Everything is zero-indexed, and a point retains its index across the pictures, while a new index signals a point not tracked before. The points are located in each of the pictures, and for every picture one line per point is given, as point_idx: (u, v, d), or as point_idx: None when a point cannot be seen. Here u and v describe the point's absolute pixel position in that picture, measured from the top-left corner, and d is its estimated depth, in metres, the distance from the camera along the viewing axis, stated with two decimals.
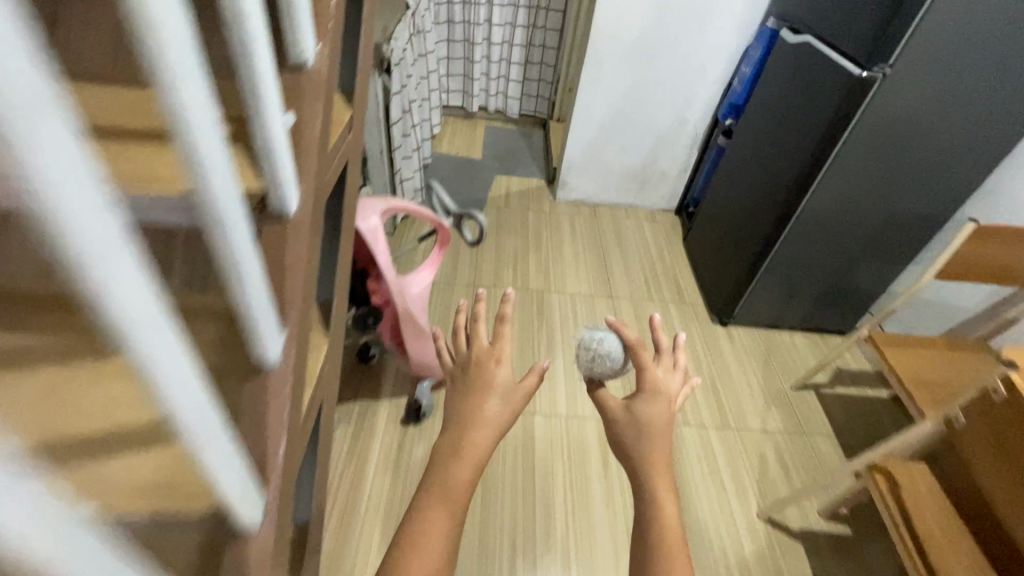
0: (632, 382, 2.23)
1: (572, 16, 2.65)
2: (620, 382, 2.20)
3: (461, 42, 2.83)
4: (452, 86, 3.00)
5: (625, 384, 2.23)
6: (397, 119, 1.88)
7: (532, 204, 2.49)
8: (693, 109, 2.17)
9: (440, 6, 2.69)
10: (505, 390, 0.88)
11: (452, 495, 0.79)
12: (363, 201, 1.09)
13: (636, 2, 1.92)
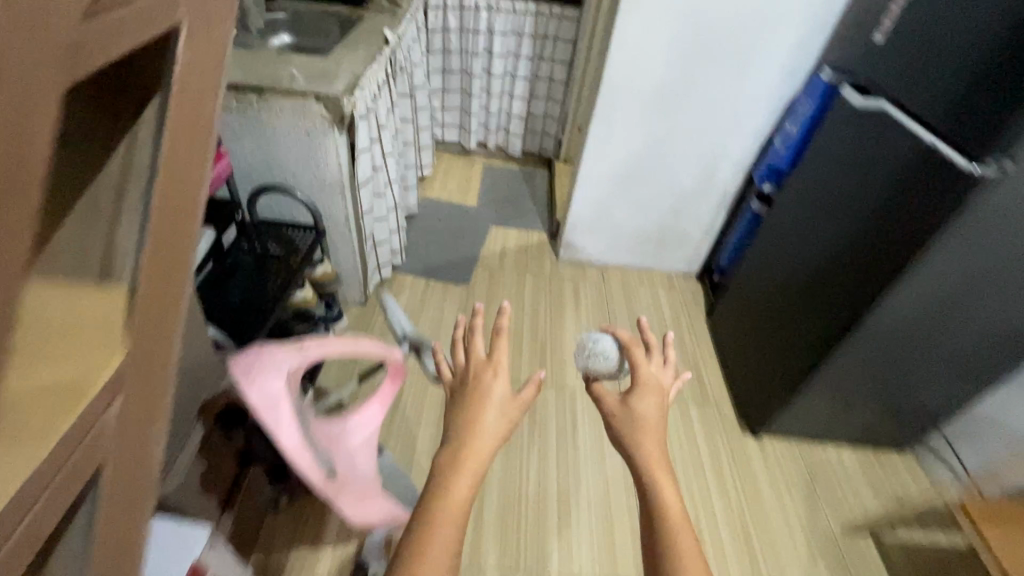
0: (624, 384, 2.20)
1: (582, 47, 2.34)
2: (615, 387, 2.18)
3: (457, 74, 2.52)
4: (447, 121, 2.69)
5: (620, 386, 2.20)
6: (365, 180, 1.56)
7: (531, 264, 2.17)
8: (722, 166, 1.83)
9: (434, 34, 2.38)
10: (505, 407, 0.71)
11: (453, 523, 0.64)
12: (259, 356, 0.75)
13: (659, 46, 1.59)
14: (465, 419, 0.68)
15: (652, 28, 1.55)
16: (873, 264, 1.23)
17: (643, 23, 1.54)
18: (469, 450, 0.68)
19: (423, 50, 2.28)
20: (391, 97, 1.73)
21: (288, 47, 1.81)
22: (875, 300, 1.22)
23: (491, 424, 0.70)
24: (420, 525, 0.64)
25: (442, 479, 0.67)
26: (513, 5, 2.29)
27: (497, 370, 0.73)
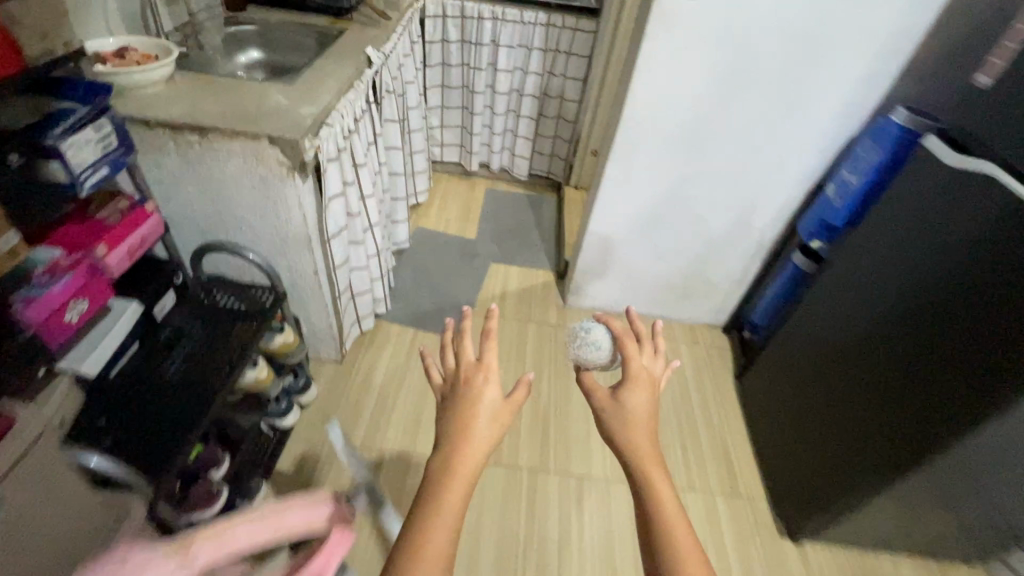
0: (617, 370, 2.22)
1: (598, 64, 2.07)
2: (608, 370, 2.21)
3: (457, 90, 2.27)
4: (446, 140, 2.44)
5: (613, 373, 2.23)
6: (337, 230, 1.32)
7: (536, 310, 1.92)
8: (760, 213, 1.57)
9: (433, 46, 2.13)
10: (498, 413, 0.63)
11: (444, 533, 0.54)
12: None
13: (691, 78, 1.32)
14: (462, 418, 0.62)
15: (688, 57, 1.28)
16: (947, 370, 1.00)
17: (675, 50, 1.28)
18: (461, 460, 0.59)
19: (418, 65, 2.03)
20: (376, 128, 1.48)
21: (258, 65, 1.57)
22: (954, 418, 0.98)
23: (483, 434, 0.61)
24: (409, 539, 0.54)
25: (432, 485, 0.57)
26: (522, 16, 2.03)
27: (490, 372, 0.64)
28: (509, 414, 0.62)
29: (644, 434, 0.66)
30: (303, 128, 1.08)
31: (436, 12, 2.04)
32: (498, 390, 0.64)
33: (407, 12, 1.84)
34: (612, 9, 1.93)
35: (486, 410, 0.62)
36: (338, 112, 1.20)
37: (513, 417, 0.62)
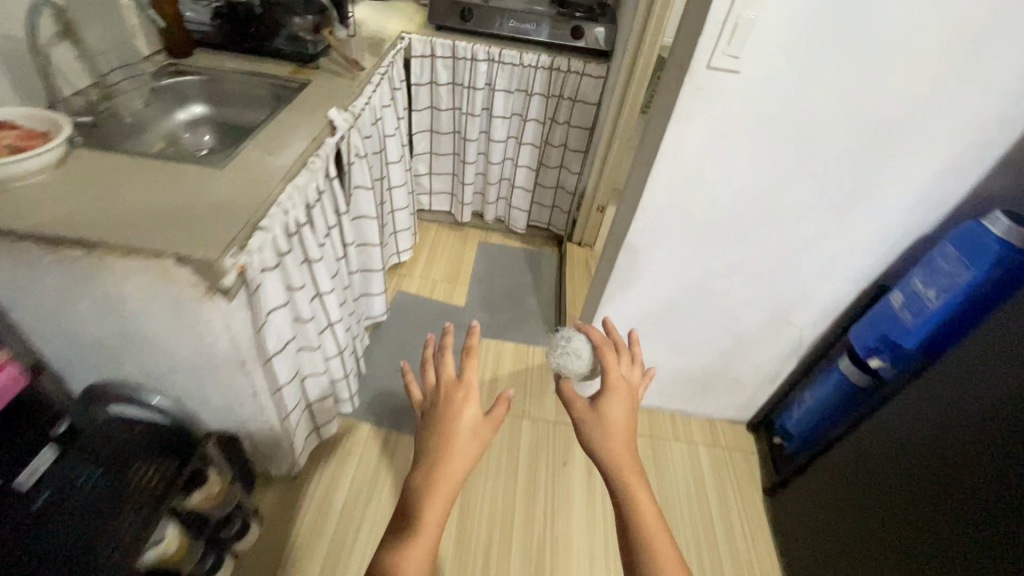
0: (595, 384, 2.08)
1: (607, 114, 1.82)
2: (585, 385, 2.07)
3: (447, 137, 2.03)
4: (435, 188, 2.19)
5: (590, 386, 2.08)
6: (283, 344, 1.05)
7: (531, 399, 1.67)
8: (799, 312, 1.31)
9: (420, 89, 1.88)
10: (477, 431, 0.66)
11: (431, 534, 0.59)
12: None
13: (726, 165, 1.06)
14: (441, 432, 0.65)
15: (726, 141, 1.01)
16: (950, 501, 0.91)
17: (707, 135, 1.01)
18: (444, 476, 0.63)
19: (401, 112, 1.78)
20: (341, 206, 1.23)
21: (204, 122, 1.33)
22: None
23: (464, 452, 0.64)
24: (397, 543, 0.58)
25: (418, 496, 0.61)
26: (521, 59, 1.79)
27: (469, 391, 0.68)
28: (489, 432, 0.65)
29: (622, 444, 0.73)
30: (222, 241, 0.82)
31: (423, 52, 1.79)
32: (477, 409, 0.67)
33: (386, 56, 1.60)
34: (623, 56, 1.68)
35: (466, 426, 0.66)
36: (281, 207, 0.95)
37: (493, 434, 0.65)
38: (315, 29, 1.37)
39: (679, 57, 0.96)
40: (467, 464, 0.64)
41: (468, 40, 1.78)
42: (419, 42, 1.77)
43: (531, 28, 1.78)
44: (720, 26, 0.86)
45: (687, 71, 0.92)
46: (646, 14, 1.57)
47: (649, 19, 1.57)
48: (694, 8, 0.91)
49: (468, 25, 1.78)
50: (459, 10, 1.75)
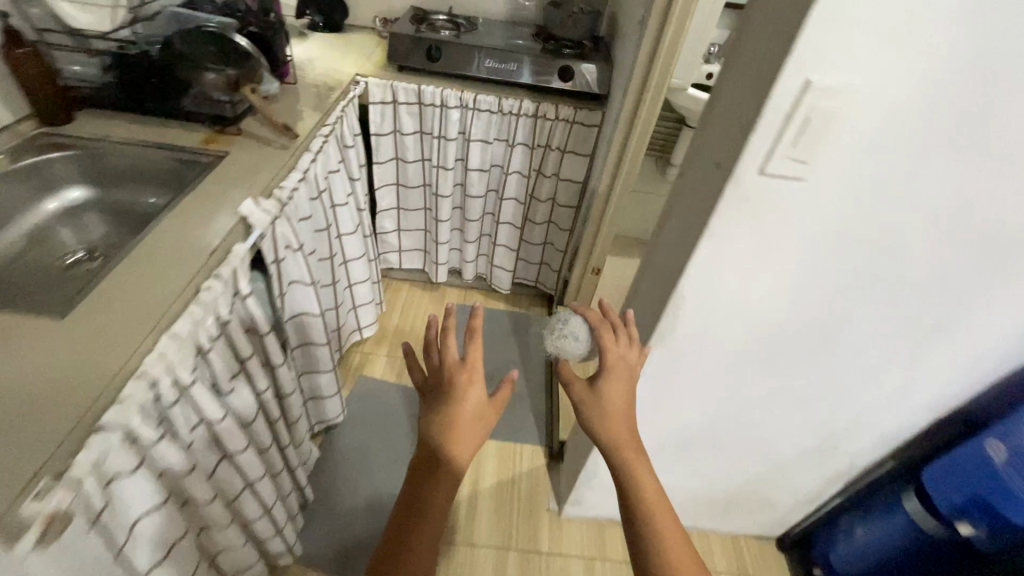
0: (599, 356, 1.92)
1: (603, 168, 1.54)
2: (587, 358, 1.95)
3: (417, 191, 1.74)
4: (405, 246, 1.90)
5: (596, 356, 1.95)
6: (170, 549, 0.75)
7: (519, 518, 1.38)
8: (853, 439, 1.04)
9: (381, 139, 1.59)
10: (481, 414, 0.69)
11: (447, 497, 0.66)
12: None
13: (774, 290, 0.78)
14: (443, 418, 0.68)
15: (781, 259, 0.73)
16: None
17: (752, 255, 0.73)
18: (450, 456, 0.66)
19: (358, 169, 1.48)
20: (263, 325, 0.93)
21: (88, 208, 1.02)
22: None
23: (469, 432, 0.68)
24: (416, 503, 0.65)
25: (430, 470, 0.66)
26: (500, 104, 1.51)
27: (473, 374, 0.72)
28: (492, 415, 0.70)
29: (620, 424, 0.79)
30: (29, 467, 0.52)
31: (383, 98, 1.50)
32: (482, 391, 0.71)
33: (334, 110, 1.31)
34: (622, 103, 1.40)
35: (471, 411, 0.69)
36: (149, 379, 0.65)
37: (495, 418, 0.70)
38: (233, 82, 1.06)
39: (717, 151, 0.68)
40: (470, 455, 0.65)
41: (437, 84, 1.50)
42: (377, 86, 1.48)
43: (511, 69, 1.51)
44: (785, 119, 0.58)
45: (731, 176, 0.64)
46: (650, 56, 1.29)
47: (655, 62, 1.29)
48: (741, 88, 0.63)
49: (437, 66, 1.50)
50: (425, 49, 1.48)
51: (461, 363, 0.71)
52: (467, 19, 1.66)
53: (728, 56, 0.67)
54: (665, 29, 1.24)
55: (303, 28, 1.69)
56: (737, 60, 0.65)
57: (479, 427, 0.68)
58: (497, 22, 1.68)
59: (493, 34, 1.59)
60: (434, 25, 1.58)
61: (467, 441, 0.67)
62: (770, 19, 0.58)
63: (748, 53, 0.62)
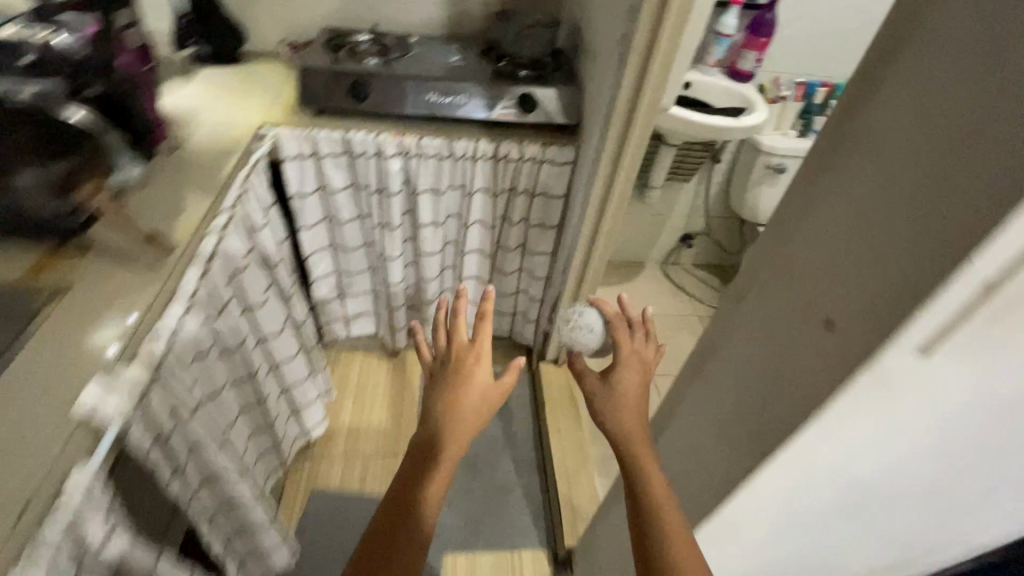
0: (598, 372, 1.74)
1: (582, 214, 1.29)
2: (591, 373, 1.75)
3: (359, 251, 1.44)
4: (351, 312, 1.61)
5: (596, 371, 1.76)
6: None
7: None
8: (932, 556, 0.86)
9: (305, 199, 1.27)
10: (486, 397, 0.68)
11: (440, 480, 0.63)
12: None
13: (886, 469, 0.55)
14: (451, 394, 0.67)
15: (913, 438, 0.49)
16: None
17: (870, 444, 0.49)
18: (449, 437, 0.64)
19: (278, 248, 1.17)
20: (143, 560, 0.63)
21: None
22: None
23: (472, 412, 0.67)
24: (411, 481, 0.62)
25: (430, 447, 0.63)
26: (451, 147, 1.23)
27: (482, 355, 0.71)
28: (494, 397, 0.68)
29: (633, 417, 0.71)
30: None
31: (301, 151, 1.19)
32: (488, 372, 0.70)
33: (233, 185, 0.99)
34: (601, 140, 1.14)
35: (474, 393, 0.67)
36: None
37: (500, 401, 0.68)
38: (65, 176, 0.74)
39: (832, 303, 0.43)
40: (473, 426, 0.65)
41: (369, 128, 1.20)
42: (291, 138, 1.17)
43: (460, 102, 1.22)
44: (985, 285, 0.33)
45: (874, 359, 0.39)
46: (634, 85, 1.04)
47: (640, 92, 1.04)
48: (878, 216, 0.39)
49: (366, 106, 1.19)
50: (348, 86, 1.17)
51: (470, 344, 0.71)
52: (397, 38, 1.35)
53: (833, 159, 0.44)
54: (651, 53, 0.98)
55: (188, 63, 1.34)
56: (855, 167, 0.42)
57: (486, 404, 0.67)
58: (436, 39, 1.38)
59: (432, 57, 1.29)
60: (356, 52, 1.27)
61: (471, 415, 0.66)
62: (935, 120, 0.35)
63: (884, 163, 0.39)
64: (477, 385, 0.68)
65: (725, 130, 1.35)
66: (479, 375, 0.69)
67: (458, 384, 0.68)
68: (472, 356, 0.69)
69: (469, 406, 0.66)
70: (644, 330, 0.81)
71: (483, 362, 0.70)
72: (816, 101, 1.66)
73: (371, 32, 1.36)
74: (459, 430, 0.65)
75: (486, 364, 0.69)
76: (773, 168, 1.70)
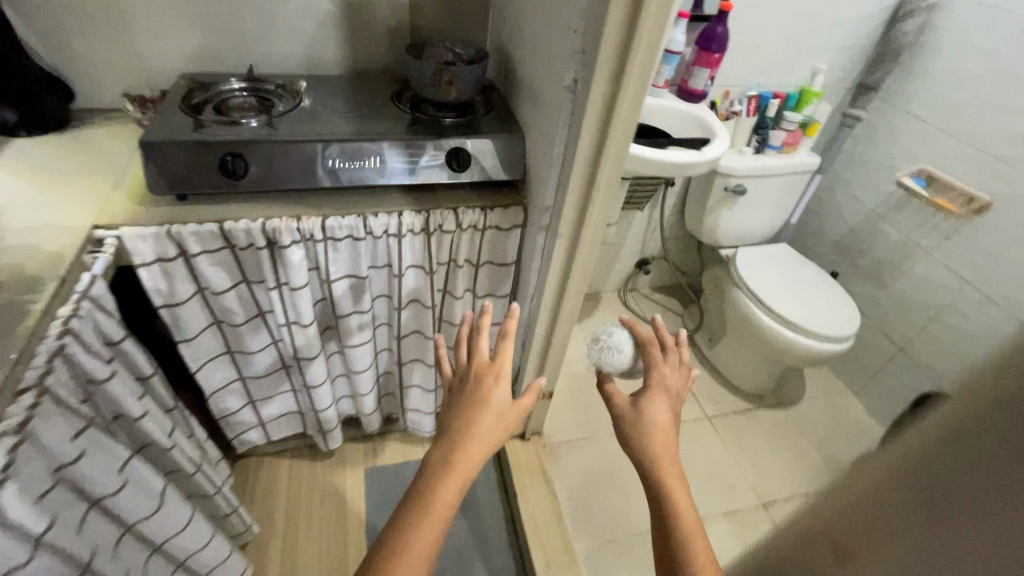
0: (574, 435, 1.56)
1: (540, 287, 1.06)
2: (567, 437, 1.55)
3: (265, 352, 1.15)
4: (269, 417, 1.31)
5: (573, 435, 1.55)
6: None
7: None
8: None
9: (179, 308, 0.97)
10: (504, 415, 0.69)
11: (453, 490, 0.63)
12: None
13: None
14: (470, 407, 0.69)
15: None
16: None
17: None
18: (463, 446, 0.65)
19: (140, 387, 0.85)
20: None
21: None
22: None
23: (490, 429, 0.68)
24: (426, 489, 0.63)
25: (445, 455, 0.65)
26: (367, 225, 0.96)
27: (500, 374, 0.74)
28: (512, 418, 0.69)
29: (667, 442, 0.65)
30: None
31: (160, 253, 0.89)
32: (506, 393, 0.72)
33: (46, 338, 0.68)
34: (556, 206, 0.93)
35: (492, 411, 0.69)
36: None
37: (516, 420, 0.70)
38: None
39: None
40: (489, 439, 0.66)
41: (254, 213, 0.91)
42: (142, 238, 0.86)
43: (371, 167, 0.95)
44: None
45: None
46: (593, 145, 0.82)
47: (601, 151, 0.82)
48: None
49: (244, 185, 0.90)
50: (217, 161, 0.88)
51: (489, 363, 0.74)
52: (282, 86, 1.07)
53: (945, 495, 0.17)
54: (612, 106, 0.76)
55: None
56: None
57: (502, 421, 0.68)
58: (333, 84, 1.12)
59: (330, 110, 1.03)
60: (226, 110, 0.98)
61: (487, 429, 0.68)
62: None
63: None
64: (493, 406, 0.69)
65: (689, 166, 1.17)
66: (497, 393, 0.71)
67: (477, 400, 0.70)
68: (492, 373, 0.72)
69: (485, 422, 0.68)
70: (681, 353, 0.76)
71: (503, 380, 0.73)
72: (770, 114, 1.51)
73: (245, 79, 1.07)
74: (474, 441, 0.66)
75: (504, 381, 0.72)
76: (733, 191, 1.55)
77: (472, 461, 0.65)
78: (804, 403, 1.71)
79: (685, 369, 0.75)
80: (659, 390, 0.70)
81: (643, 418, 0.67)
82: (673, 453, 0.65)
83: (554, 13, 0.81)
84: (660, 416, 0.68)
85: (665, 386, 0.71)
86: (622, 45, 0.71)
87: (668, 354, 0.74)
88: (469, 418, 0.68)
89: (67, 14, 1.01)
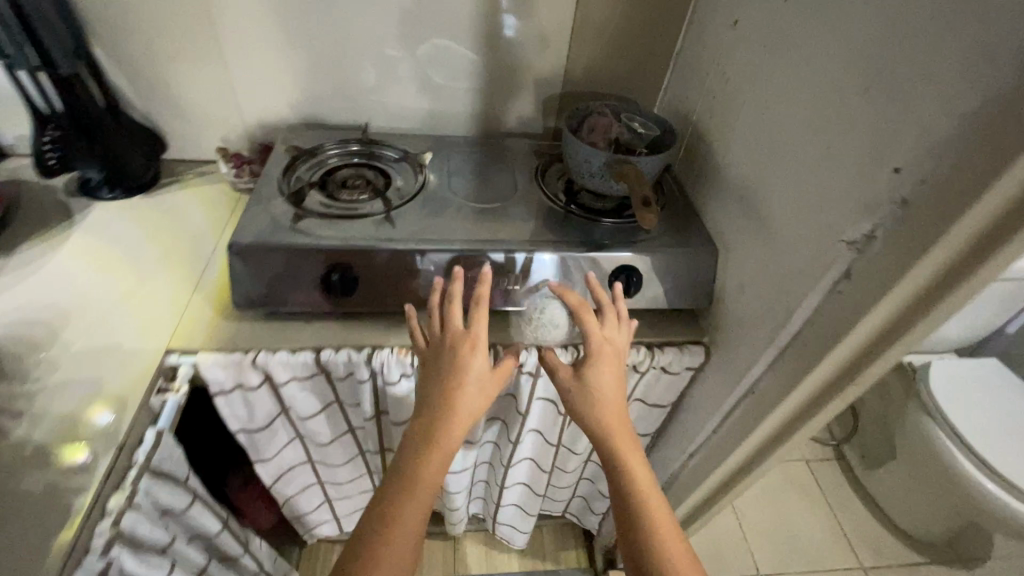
0: None
1: (710, 453, 0.80)
2: None
3: (350, 462, 0.96)
4: (345, 514, 1.14)
5: None
6: None
7: None
8: None
9: (257, 432, 0.79)
10: (483, 388, 0.59)
11: (434, 470, 0.56)
12: None
13: None
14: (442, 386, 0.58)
15: None
16: None
17: None
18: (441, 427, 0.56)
19: (198, 550, 0.68)
20: None
21: None
22: None
23: (471, 403, 0.58)
24: (403, 465, 0.56)
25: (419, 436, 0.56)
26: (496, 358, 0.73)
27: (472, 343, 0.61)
28: (492, 390, 0.60)
29: (613, 413, 0.61)
30: None
31: (241, 380, 0.70)
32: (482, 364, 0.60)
33: (89, 554, 0.51)
34: (773, 382, 0.65)
35: (469, 385, 0.58)
36: None
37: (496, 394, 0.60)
38: None
39: None
40: (468, 419, 0.57)
41: (359, 338, 0.71)
42: (221, 367, 0.67)
43: (508, 286, 0.72)
44: None
45: None
46: (872, 335, 0.53)
47: (882, 345, 0.53)
48: None
49: (348, 304, 0.70)
50: (320, 275, 0.68)
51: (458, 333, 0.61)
52: (403, 155, 0.85)
53: None
54: (934, 303, 0.47)
55: (66, 194, 0.86)
56: None
57: (480, 400, 0.58)
58: (463, 154, 0.89)
59: (461, 196, 0.80)
60: (335, 191, 0.77)
61: (464, 413, 0.58)
62: None
63: None
64: (471, 384, 0.58)
65: None
66: (477, 365, 0.59)
67: (444, 375, 0.59)
68: (465, 347, 0.59)
69: (463, 400, 0.58)
70: (619, 307, 0.66)
71: (478, 351, 0.60)
72: None
73: (359, 142, 0.87)
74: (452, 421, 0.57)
75: (482, 353, 0.59)
76: None
77: (450, 442, 0.56)
78: (992, 566, 1.34)
79: (626, 324, 0.65)
80: (603, 360, 0.62)
81: (582, 391, 0.62)
82: (620, 422, 0.60)
83: (836, 126, 0.52)
84: (604, 387, 0.62)
85: (609, 350, 0.63)
86: (997, 225, 0.41)
87: (609, 315, 0.64)
88: (441, 400, 0.57)
89: (166, 61, 0.84)
